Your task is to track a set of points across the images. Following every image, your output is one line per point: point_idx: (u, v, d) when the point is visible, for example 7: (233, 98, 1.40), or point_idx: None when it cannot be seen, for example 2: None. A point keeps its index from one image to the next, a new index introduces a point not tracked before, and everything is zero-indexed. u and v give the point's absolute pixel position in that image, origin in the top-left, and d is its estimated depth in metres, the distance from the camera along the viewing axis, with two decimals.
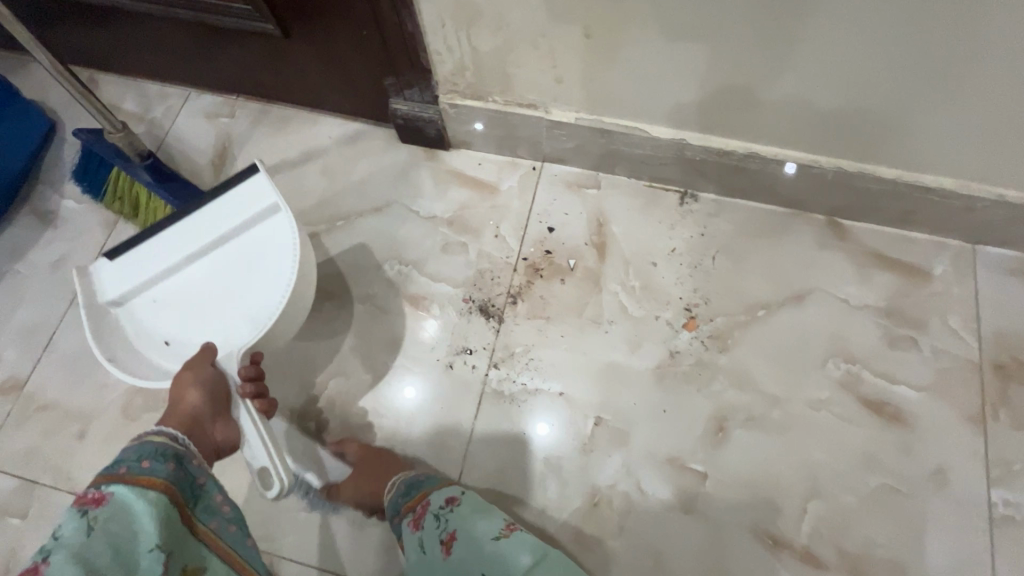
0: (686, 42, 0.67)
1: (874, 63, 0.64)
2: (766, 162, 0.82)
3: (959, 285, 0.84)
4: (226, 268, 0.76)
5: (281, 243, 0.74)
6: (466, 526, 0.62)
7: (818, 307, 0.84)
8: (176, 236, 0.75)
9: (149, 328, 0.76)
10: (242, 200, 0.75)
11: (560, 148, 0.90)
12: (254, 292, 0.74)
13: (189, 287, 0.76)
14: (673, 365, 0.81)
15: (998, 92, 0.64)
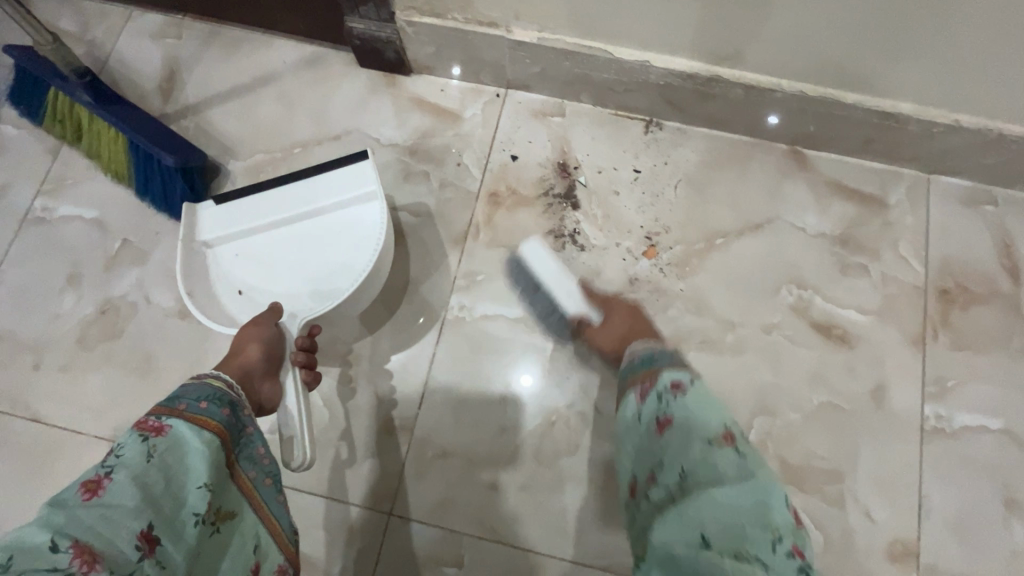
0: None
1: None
2: (731, 86, 0.80)
3: (912, 215, 0.86)
4: (312, 238, 0.79)
5: (368, 228, 0.78)
6: (693, 420, 0.54)
7: (775, 235, 0.85)
8: (276, 197, 0.78)
9: (230, 275, 0.79)
10: (348, 182, 0.77)
11: (523, 73, 0.87)
12: (335, 265, 0.79)
13: (274, 246, 0.80)
14: (633, 291, 0.83)
15: (968, 8, 0.62)
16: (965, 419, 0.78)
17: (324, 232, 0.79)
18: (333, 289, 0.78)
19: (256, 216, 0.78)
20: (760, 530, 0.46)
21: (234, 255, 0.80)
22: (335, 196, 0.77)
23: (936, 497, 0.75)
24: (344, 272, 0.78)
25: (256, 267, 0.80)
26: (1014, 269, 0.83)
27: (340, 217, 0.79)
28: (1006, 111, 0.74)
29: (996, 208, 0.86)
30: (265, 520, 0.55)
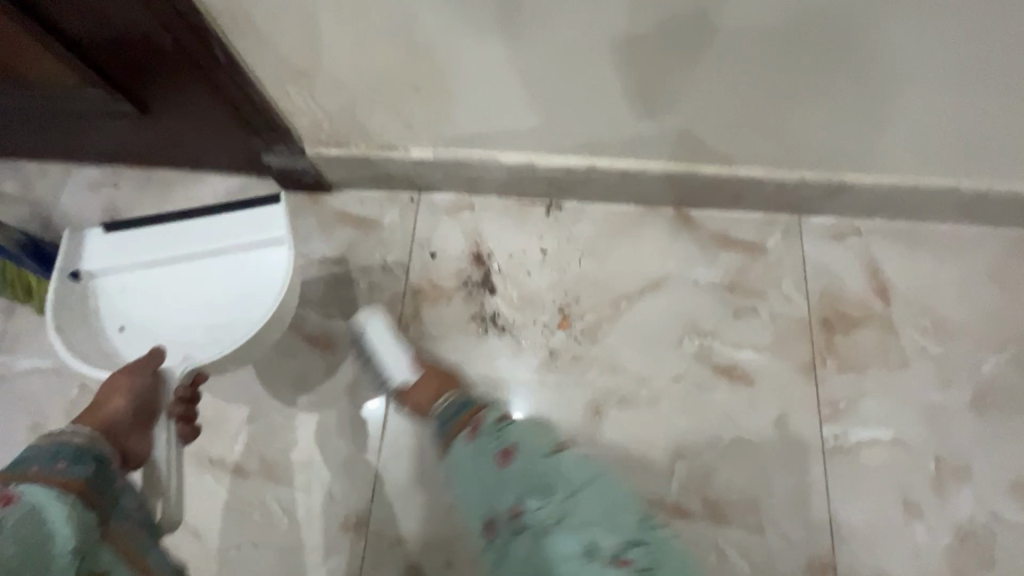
0: (509, 81, 0.75)
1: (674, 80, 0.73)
2: (609, 172, 0.91)
3: (788, 255, 0.97)
4: (226, 271, 0.89)
5: (274, 269, 0.87)
6: (528, 445, 0.60)
7: (672, 291, 0.95)
8: (193, 236, 0.88)
9: (116, 312, 0.87)
10: (262, 222, 0.87)
11: (429, 179, 0.98)
12: (251, 303, 0.88)
13: (191, 285, 0.89)
14: (553, 362, 0.92)
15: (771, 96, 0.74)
16: (859, 434, 0.87)
17: (237, 275, 0.89)
18: (231, 327, 0.87)
19: (148, 250, 0.88)
20: (610, 540, 0.55)
21: (117, 292, 0.88)
22: (241, 236, 0.87)
23: (844, 510, 0.83)
24: (246, 310, 0.88)
25: (149, 300, 0.88)
26: (883, 290, 0.94)
27: (250, 259, 0.89)
28: (839, 163, 0.86)
29: (860, 237, 0.97)
30: (137, 569, 0.58)
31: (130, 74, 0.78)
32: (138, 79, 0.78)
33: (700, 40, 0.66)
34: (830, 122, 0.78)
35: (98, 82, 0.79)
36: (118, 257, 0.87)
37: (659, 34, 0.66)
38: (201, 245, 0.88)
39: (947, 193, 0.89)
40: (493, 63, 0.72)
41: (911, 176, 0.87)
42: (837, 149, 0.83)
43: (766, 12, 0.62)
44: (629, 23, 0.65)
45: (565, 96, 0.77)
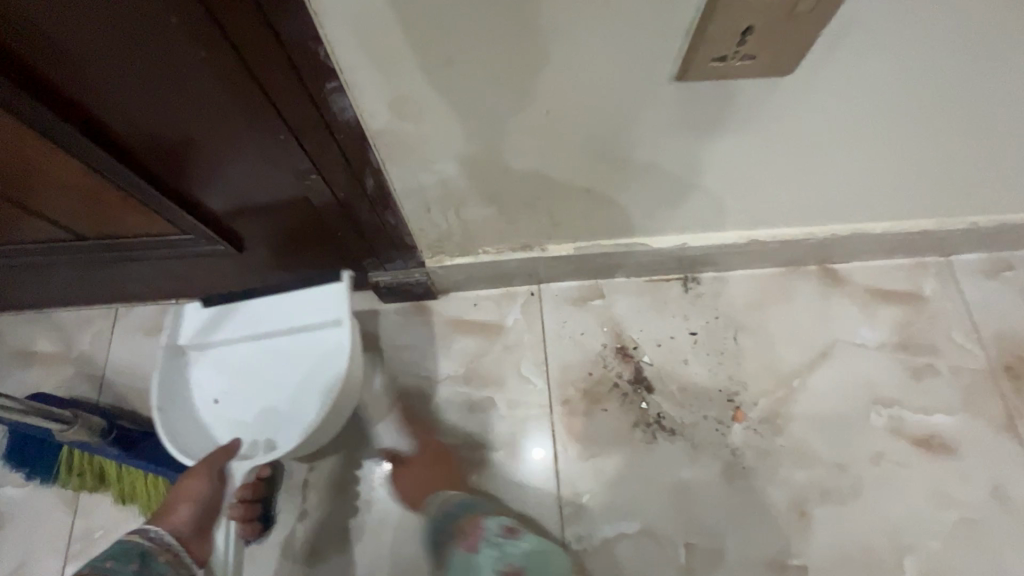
0: (699, 175, 0.65)
1: (885, 153, 0.65)
2: (766, 243, 0.82)
3: (949, 301, 0.90)
4: (298, 353, 0.76)
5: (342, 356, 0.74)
6: None
7: (842, 359, 0.86)
8: (269, 311, 0.77)
9: (204, 386, 0.76)
10: (328, 305, 0.75)
11: (556, 272, 0.86)
12: (315, 398, 0.74)
13: (263, 360, 0.77)
14: (738, 462, 0.81)
15: (974, 155, 0.67)
16: None
17: (305, 356, 0.76)
18: (293, 421, 0.74)
19: (244, 320, 0.77)
20: None
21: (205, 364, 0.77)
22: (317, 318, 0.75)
23: None
24: (310, 400, 0.74)
25: (232, 376, 0.77)
26: None
27: (321, 341, 0.76)
28: (1011, 206, 0.81)
29: (1015, 271, 0.92)
30: None
31: (238, 216, 0.65)
32: (247, 220, 0.66)
33: (932, 112, 0.59)
34: (1022, 171, 0.72)
35: (196, 229, 0.66)
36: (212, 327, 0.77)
37: (893, 112, 0.58)
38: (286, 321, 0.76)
39: None
40: (693, 163, 0.62)
41: None
42: (1018, 194, 0.77)
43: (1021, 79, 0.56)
44: (860, 108, 0.57)
45: (755, 181, 0.68)
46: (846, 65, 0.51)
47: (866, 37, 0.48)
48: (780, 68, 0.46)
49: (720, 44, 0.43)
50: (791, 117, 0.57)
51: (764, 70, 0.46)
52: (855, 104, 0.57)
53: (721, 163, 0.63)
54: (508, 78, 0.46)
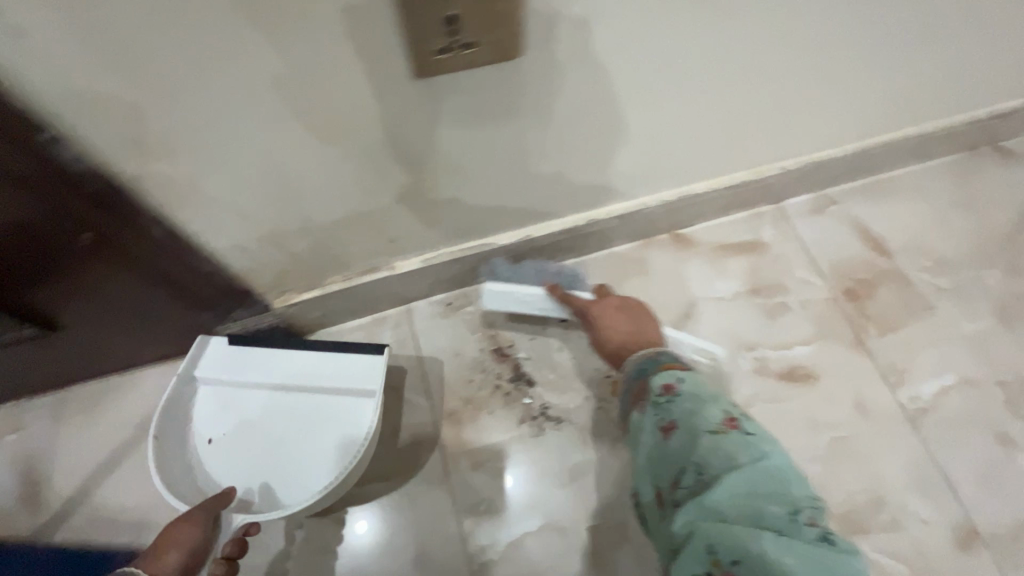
0: (512, 166, 0.67)
1: (676, 116, 0.70)
2: (607, 221, 0.86)
3: (787, 242, 0.97)
4: (317, 412, 0.78)
5: (361, 427, 0.77)
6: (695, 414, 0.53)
7: (705, 314, 0.91)
8: (277, 373, 0.78)
9: (201, 424, 0.78)
10: (358, 372, 0.77)
11: (418, 289, 0.87)
12: (314, 461, 0.77)
13: (281, 410, 0.79)
14: (626, 435, 0.83)
15: (750, 105, 0.74)
16: (929, 388, 0.86)
17: (318, 414, 0.78)
18: (292, 475, 0.76)
19: (262, 370, 0.78)
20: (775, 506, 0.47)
21: (219, 406, 0.78)
22: (343, 385, 0.77)
23: (957, 468, 0.81)
24: (312, 461, 0.77)
25: (239, 420, 0.78)
26: (880, 246, 0.97)
27: (342, 401, 0.78)
28: (811, 147, 0.89)
29: (837, 204, 1.01)
30: None
31: (31, 294, 0.61)
32: (42, 296, 0.62)
33: (692, 72, 0.64)
34: (804, 113, 0.79)
35: None
36: (249, 371, 0.78)
37: (657, 79, 0.63)
38: (312, 380, 0.78)
39: (897, 142, 0.95)
40: (498, 154, 0.64)
41: (866, 138, 0.92)
42: (810, 135, 0.85)
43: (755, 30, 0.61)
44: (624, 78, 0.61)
45: (570, 163, 0.71)
46: (591, 42, 0.55)
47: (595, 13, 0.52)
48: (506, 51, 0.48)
49: (432, 37, 0.44)
50: (566, 98, 0.61)
51: (489, 55, 0.47)
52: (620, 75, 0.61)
53: (525, 149, 0.66)
54: (256, 93, 0.48)
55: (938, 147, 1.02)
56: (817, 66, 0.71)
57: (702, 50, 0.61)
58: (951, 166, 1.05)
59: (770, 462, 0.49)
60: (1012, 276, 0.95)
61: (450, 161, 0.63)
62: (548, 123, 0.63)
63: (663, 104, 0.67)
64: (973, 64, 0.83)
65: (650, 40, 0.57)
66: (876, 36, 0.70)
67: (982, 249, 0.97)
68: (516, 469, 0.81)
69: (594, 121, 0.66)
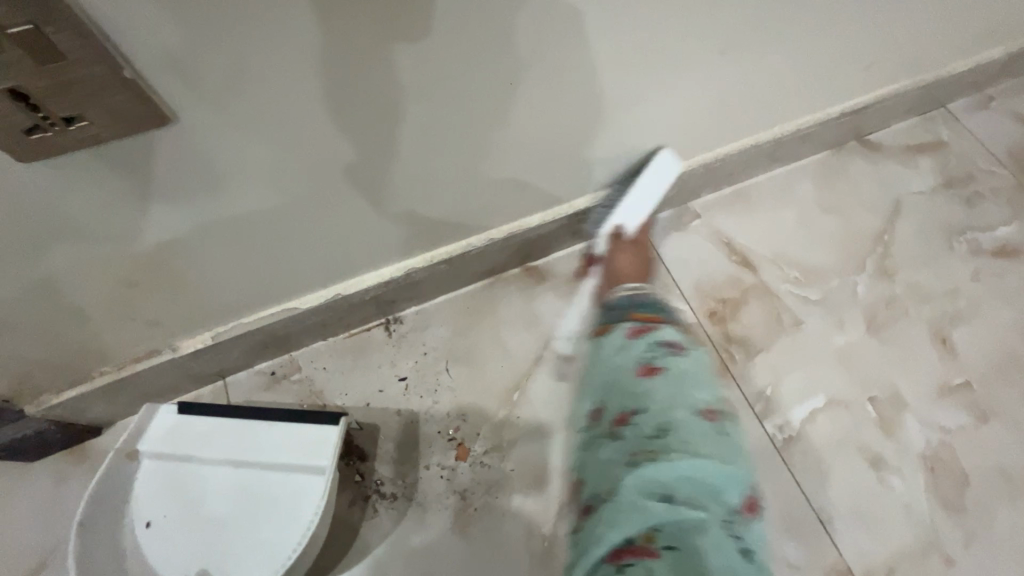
0: (266, 222, 0.60)
1: (452, 150, 0.62)
2: (431, 268, 0.78)
3: (649, 265, 0.90)
4: (252, 493, 0.72)
5: (308, 507, 0.71)
6: (687, 388, 0.58)
7: (559, 356, 0.83)
8: (268, 429, 0.73)
9: (141, 505, 0.72)
10: (292, 450, 0.72)
11: (226, 363, 0.77)
12: (235, 563, 0.70)
13: (215, 491, 0.72)
14: (470, 506, 0.74)
15: (543, 133, 0.66)
16: (798, 413, 0.80)
17: (249, 496, 0.72)
18: (251, 547, 0.70)
19: (208, 442, 0.73)
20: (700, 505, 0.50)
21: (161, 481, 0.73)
22: (284, 459, 0.72)
23: (827, 501, 0.75)
24: (264, 535, 0.71)
25: (183, 498, 0.72)
26: (745, 260, 0.91)
27: (275, 480, 0.72)
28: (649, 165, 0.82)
29: (701, 218, 0.94)
30: None
31: None
32: None
33: (444, 107, 0.56)
34: (617, 133, 0.73)
35: None
36: (189, 445, 0.73)
37: (401, 119, 0.55)
38: (258, 454, 0.73)
39: (749, 149, 0.89)
40: (236, 210, 0.57)
41: (712, 148, 0.86)
42: (641, 152, 0.78)
43: (500, 55, 0.54)
44: (355, 120, 0.53)
45: (343, 211, 0.63)
46: (282, 82, 0.47)
47: (261, 51, 0.44)
48: (128, 117, 0.43)
49: (12, 117, 0.38)
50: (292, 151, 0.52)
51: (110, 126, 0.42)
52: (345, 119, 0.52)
53: (271, 204, 0.58)
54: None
55: (799, 149, 0.96)
56: (604, 85, 0.64)
57: (444, 78, 0.54)
58: (818, 166, 1.00)
59: (707, 544, 0.47)
60: (882, 280, 0.90)
61: (171, 226, 0.55)
62: (281, 174, 0.55)
63: (428, 141, 0.59)
64: (800, 64, 0.77)
65: (364, 75, 0.49)
66: (671, 49, 0.64)
67: (852, 254, 0.92)
68: (346, 559, 0.72)
69: (345, 166, 0.57)
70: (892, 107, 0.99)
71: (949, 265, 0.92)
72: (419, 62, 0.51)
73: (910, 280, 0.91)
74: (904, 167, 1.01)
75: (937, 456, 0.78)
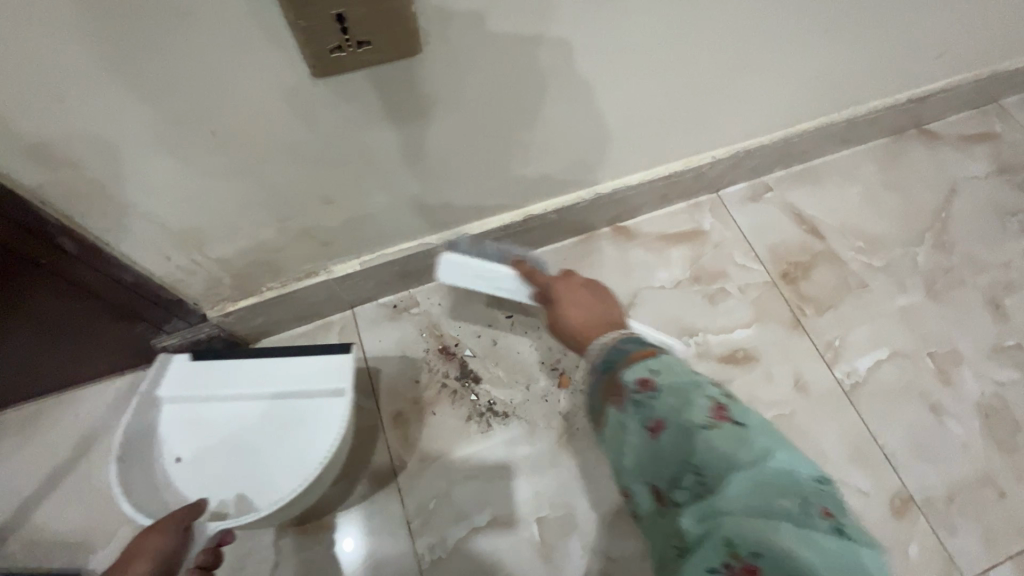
0: (432, 164, 0.69)
1: (590, 113, 0.72)
2: (544, 217, 0.88)
3: (726, 229, 1.00)
4: (279, 416, 0.79)
5: (329, 424, 0.78)
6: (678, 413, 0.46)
7: (648, 304, 0.93)
8: (285, 358, 0.79)
9: (170, 441, 0.77)
10: (305, 376, 0.78)
11: (361, 292, 0.87)
12: (265, 478, 0.77)
13: (241, 420, 0.78)
14: (572, 427, 0.84)
15: (667, 99, 0.75)
16: (865, 363, 0.89)
17: (274, 422, 0.78)
18: (283, 467, 0.77)
19: (226, 379, 0.78)
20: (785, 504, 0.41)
21: (182, 420, 0.77)
22: (298, 384, 0.78)
23: (892, 439, 0.84)
24: (291, 455, 0.77)
25: (205, 433, 0.77)
26: (814, 229, 1.00)
27: (300, 403, 0.79)
28: (741, 135, 0.91)
29: (774, 191, 1.04)
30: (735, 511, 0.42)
31: None
32: None
33: (600, 70, 0.66)
34: (725, 104, 0.82)
35: None
36: (201, 383, 0.77)
37: (564, 78, 0.65)
38: (275, 383, 0.78)
39: (825, 128, 0.99)
40: (417, 153, 0.66)
41: (794, 125, 0.95)
42: (740, 122, 0.87)
43: (658, 27, 0.63)
44: (534, 76, 0.62)
45: (494, 161, 0.73)
46: (493, 46, 0.56)
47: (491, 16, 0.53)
48: (403, 51, 0.50)
49: (327, 36, 0.45)
50: (477, 97, 0.62)
51: (385, 54, 0.49)
52: (526, 74, 0.62)
53: (443, 148, 0.67)
54: (146, 119, 0.50)
55: (866, 132, 1.05)
56: (725, 59, 0.73)
57: (606, 46, 0.63)
58: (880, 150, 1.09)
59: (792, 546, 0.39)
60: (941, 252, 0.99)
61: (367, 163, 0.65)
62: (462, 125, 0.65)
63: (577, 97, 0.69)
64: (885, 51, 0.86)
65: (552, 42, 0.59)
66: (786, 30, 0.72)
67: (912, 229, 1.01)
68: (464, 465, 0.82)
69: (508, 122, 0.67)
70: (953, 99, 1.08)
71: (1003, 241, 1.00)
72: (592, 37, 0.60)
73: (967, 252, 0.99)
74: (959, 154, 1.10)
75: (992, 406, 0.86)
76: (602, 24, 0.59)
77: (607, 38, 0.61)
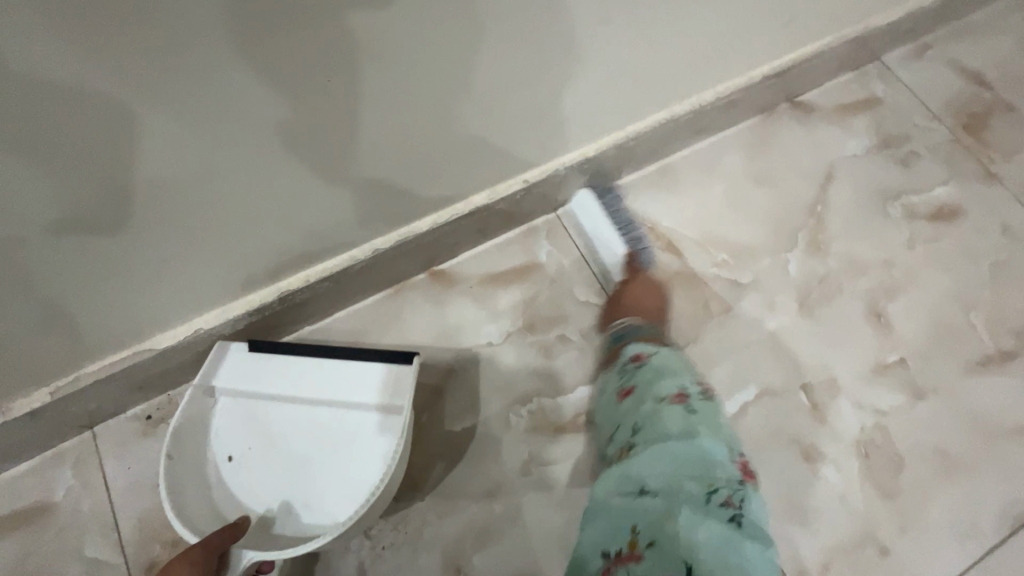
0: (46, 280, 0.53)
1: (285, 172, 0.57)
2: (311, 288, 0.73)
3: (566, 258, 0.83)
4: (322, 436, 0.69)
5: (376, 453, 0.68)
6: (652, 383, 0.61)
7: (471, 369, 0.76)
8: (341, 364, 0.70)
9: (220, 440, 0.69)
10: (360, 386, 0.69)
11: (87, 415, 0.70)
12: (316, 491, 0.67)
13: (290, 428, 0.69)
14: (376, 543, 0.69)
15: (400, 129, 0.59)
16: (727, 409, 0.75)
17: (324, 437, 0.69)
18: (330, 489, 0.67)
19: (281, 381, 0.70)
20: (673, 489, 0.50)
21: (241, 415, 0.69)
22: (350, 395, 0.69)
23: None
24: (348, 469, 0.68)
25: (255, 435, 0.69)
26: (670, 245, 0.84)
27: (355, 416, 0.69)
28: (545, 151, 0.75)
29: (624, 201, 0.87)
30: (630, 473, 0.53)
31: None
32: None
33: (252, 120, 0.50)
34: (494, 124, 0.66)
35: None
36: (263, 379, 0.70)
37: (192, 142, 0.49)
38: (328, 392, 0.69)
39: (666, 125, 0.82)
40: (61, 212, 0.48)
41: (619, 128, 0.79)
42: (530, 140, 0.71)
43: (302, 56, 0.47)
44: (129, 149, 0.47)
45: (172, 247, 0.58)
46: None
47: None
48: None
49: None
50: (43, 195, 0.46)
51: None
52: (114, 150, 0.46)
53: (51, 257, 0.51)
54: None
55: (724, 117, 0.89)
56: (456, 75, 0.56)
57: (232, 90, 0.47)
58: (748, 134, 0.92)
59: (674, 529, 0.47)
60: (816, 256, 0.85)
61: None
62: (53, 229, 0.49)
63: (246, 154, 0.53)
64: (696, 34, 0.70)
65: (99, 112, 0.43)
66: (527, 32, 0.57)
67: (783, 230, 0.86)
68: None
69: (246, 144, 0.51)
70: (821, 66, 0.92)
71: (885, 233, 0.87)
72: (275, 42, 0.45)
73: (845, 252, 0.85)
74: (837, 129, 0.94)
75: (872, 441, 0.74)
76: (195, 75, 0.44)
77: (237, 65, 0.45)
